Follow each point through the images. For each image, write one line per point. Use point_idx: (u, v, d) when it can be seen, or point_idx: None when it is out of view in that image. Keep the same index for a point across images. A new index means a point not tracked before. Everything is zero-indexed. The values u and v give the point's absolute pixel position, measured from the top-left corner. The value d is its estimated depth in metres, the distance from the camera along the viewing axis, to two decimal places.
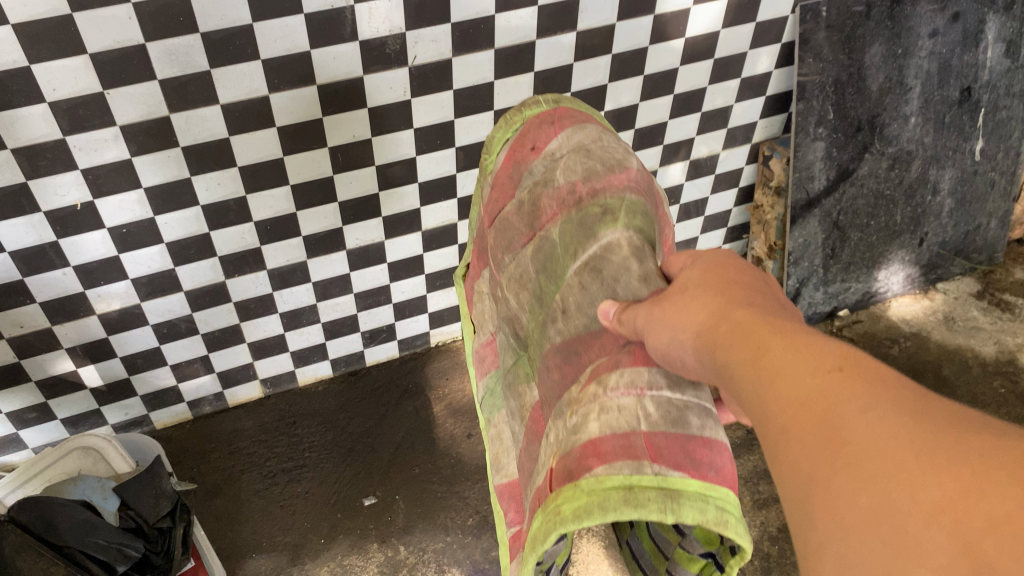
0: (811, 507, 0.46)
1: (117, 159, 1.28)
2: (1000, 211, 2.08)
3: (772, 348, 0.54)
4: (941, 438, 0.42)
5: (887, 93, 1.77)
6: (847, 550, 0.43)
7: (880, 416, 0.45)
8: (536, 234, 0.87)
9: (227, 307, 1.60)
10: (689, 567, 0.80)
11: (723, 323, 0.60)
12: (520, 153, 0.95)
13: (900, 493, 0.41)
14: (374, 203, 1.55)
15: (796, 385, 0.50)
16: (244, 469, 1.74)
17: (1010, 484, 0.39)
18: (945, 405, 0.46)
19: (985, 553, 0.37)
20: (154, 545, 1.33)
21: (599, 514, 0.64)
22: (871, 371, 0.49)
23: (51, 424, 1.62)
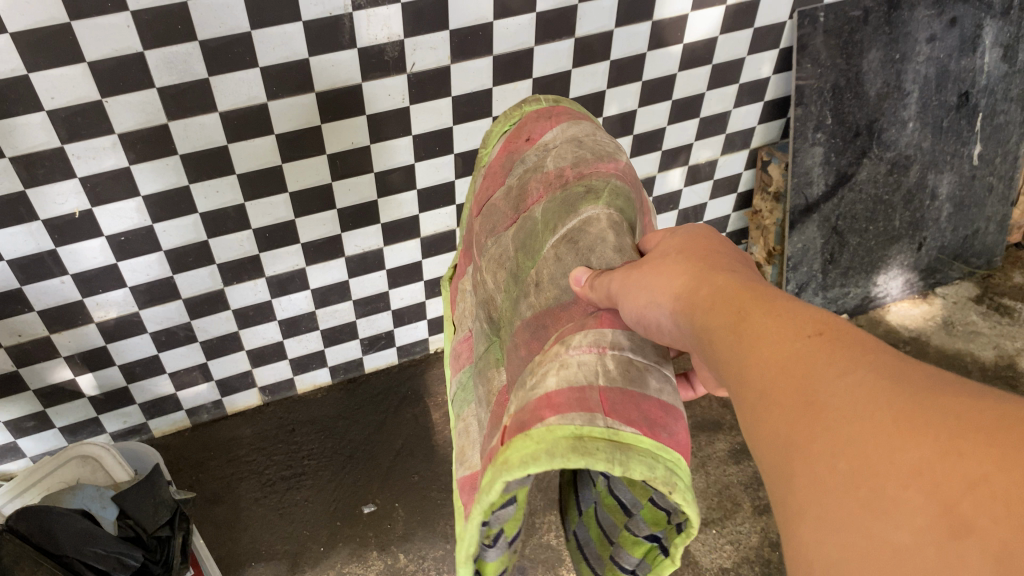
0: (788, 473, 0.43)
1: (116, 167, 1.27)
2: (998, 215, 2.08)
3: (753, 322, 0.52)
4: (921, 399, 0.39)
5: (885, 98, 1.77)
6: (826, 519, 0.40)
7: (858, 376, 0.43)
8: (520, 217, 0.87)
9: (226, 315, 1.60)
10: (633, 551, 0.77)
11: (704, 299, 0.58)
12: (515, 144, 0.95)
13: (879, 456, 0.39)
14: (373, 209, 1.55)
15: (777, 352, 0.48)
16: (244, 477, 1.74)
17: (989, 441, 0.36)
18: (929, 369, 0.43)
19: (964, 517, 0.35)
20: (154, 554, 1.32)
21: (545, 459, 0.60)
22: (851, 335, 0.46)
23: (49, 432, 1.62)
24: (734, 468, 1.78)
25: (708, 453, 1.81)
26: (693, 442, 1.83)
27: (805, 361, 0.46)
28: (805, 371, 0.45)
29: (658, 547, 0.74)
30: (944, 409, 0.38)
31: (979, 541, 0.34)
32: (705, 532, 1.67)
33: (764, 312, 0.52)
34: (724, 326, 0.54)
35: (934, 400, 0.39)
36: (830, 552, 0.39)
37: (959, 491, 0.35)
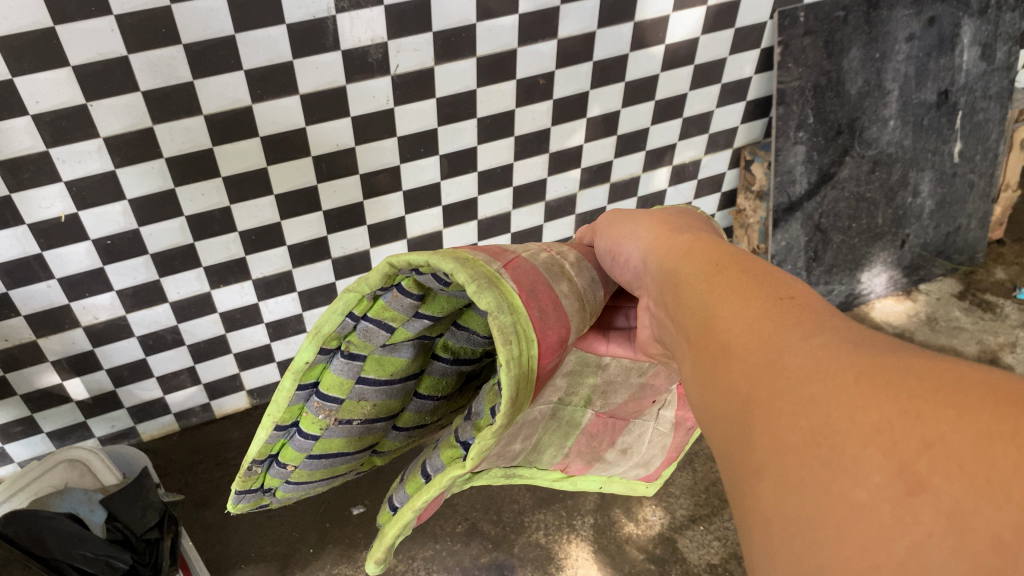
0: (751, 432, 0.44)
1: (101, 171, 1.28)
2: (980, 212, 2.11)
3: (733, 299, 0.54)
4: (888, 368, 0.41)
5: (865, 97, 1.79)
6: (784, 471, 0.40)
7: (831, 350, 0.44)
8: None
9: (213, 318, 1.61)
10: (443, 454, 0.73)
11: (683, 274, 0.63)
12: None
13: (840, 415, 0.39)
14: (359, 211, 1.56)
15: (755, 326, 0.50)
16: (233, 480, 1.76)
17: (948, 406, 0.37)
18: (899, 350, 0.44)
19: (920, 473, 0.35)
20: (143, 557, 1.32)
21: (427, 255, 0.66)
22: (824, 319, 0.49)
23: (37, 437, 1.62)
24: None
25: (695, 450, 1.82)
26: None
27: (779, 337, 0.47)
28: (778, 344, 0.47)
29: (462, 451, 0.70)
30: (910, 380, 0.39)
31: (932, 497, 0.34)
32: (692, 529, 1.68)
33: (741, 292, 0.54)
34: (706, 305, 0.56)
35: (899, 371, 0.40)
36: (784, 508, 0.39)
37: (915, 451, 0.36)
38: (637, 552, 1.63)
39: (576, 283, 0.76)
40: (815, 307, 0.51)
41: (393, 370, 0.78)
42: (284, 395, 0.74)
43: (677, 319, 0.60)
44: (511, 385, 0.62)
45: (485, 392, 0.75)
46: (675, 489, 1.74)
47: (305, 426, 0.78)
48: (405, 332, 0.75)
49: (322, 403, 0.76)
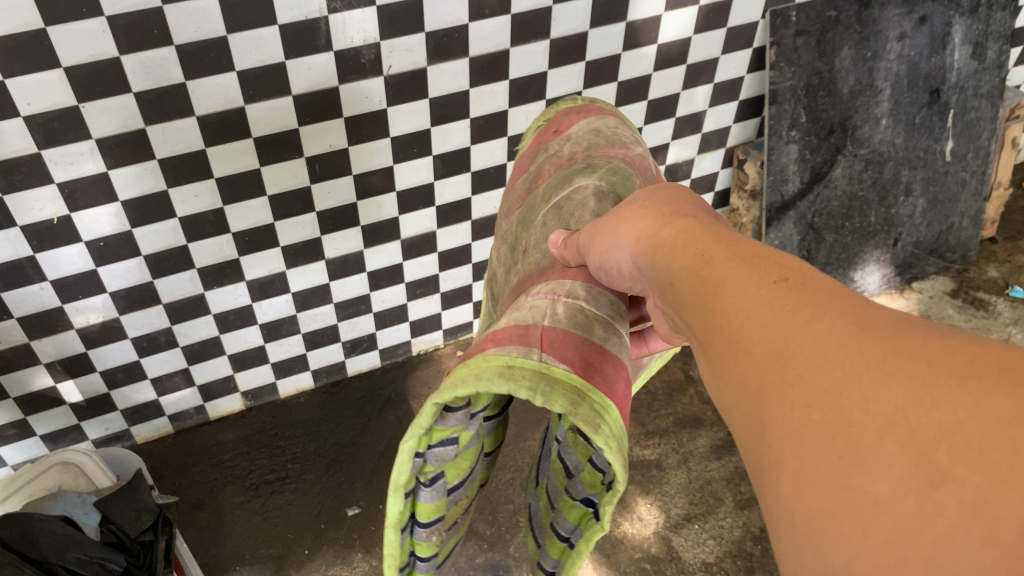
0: (758, 420, 0.42)
1: (93, 172, 1.28)
2: (972, 210, 2.11)
3: (722, 272, 0.52)
4: (891, 344, 0.39)
5: (857, 96, 1.80)
6: (798, 465, 0.39)
7: (829, 325, 0.42)
8: (530, 193, 0.99)
9: (206, 320, 1.60)
10: (570, 514, 0.76)
11: (668, 247, 0.60)
12: (544, 137, 1.07)
13: (850, 402, 0.38)
14: (353, 211, 1.56)
15: (746, 301, 0.47)
16: (227, 482, 1.74)
17: (961, 387, 0.35)
18: (904, 320, 0.42)
19: (941, 464, 0.34)
20: (137, 559, 1.32)
21: (474, 383, 0.63)
22: (814, 281, 0.46)
23: (30, 440, 1.61)
24: (715, 463, 1.80)
25: (690, 449, 1.82)
26: (675, 438, 1.84)
27: (773, 311, 0.45)
28: (773, 321, 0.44)
29: (590, 511, 0.73)
30: (918, 355, 0.37)
31: (956, 490, 0.33)
32: (688, 528, 1.68)
33: (731, 265, 0.51)
34: (695, 284, 0.54)
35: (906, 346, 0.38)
36: (805, 504, 0.38)
37: (933, 441, 0.34)
38: (633, 551, 1.64)
39: (603, 316, 0.75)
40: (808, 271, 0.48)
41: (472, 462, 0.76)
42: (395, 541, 0.73)
43: (671, 300, 0.57)
44: (621, 462, 0.60)
45: (574, 445, 0.76)
46: (670, 488, 1.75)
47: (420, 551, 0.79)
48: (469, 433, 0.72)
49: (427, 530, 0.76)
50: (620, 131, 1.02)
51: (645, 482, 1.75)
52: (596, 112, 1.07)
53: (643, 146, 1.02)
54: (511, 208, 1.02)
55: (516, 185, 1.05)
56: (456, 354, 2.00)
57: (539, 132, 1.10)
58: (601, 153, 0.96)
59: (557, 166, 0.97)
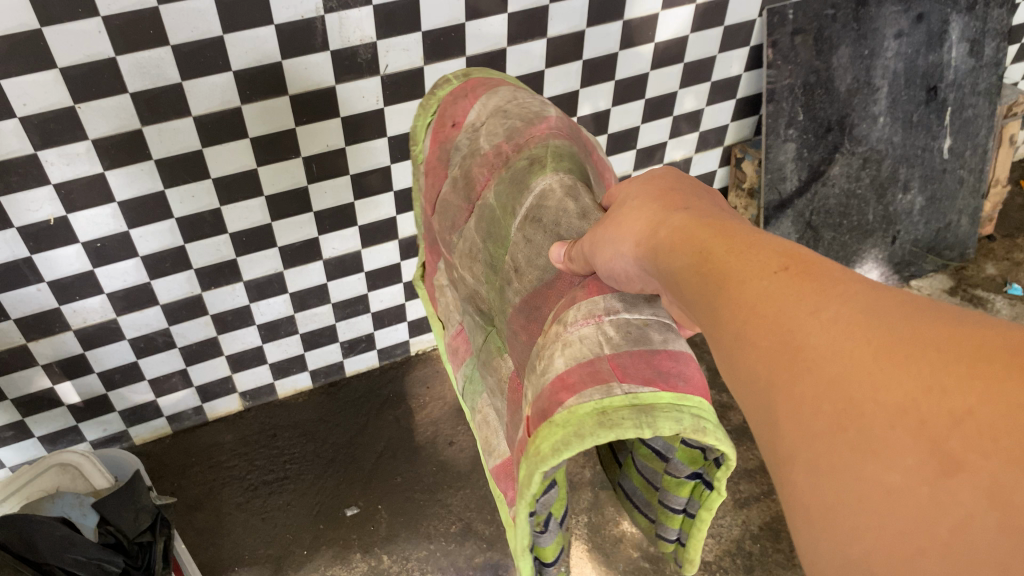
0: (771, 412, 0.44)
1: (90, 173, 1.27)
2: (970, 208, 2.11)
3: (724, 263, 0.52)
4: (897, 333, 0.39)
5: (855, 93, 1.79)
6: (814, 458, 0.41)
7: (835, 314, 0.42)
8: (474, 205, 0.94)
9: (204, 320, 1.60)
10: (679, 490, 0.83)
11: (668, 237, 0.60)
12: (443, 132, 1.05)
13: (862, 395, 0.39)
14: (350, 211, 1.56)
15: (749, 293, 0.48)
16: (226, 482, 1.74)
17: (971, 375, 0.36)
18: (907, 297, 0.43)
19: (954, 452, 0.35)
20: (135, 560, 1.32)
21: (579, 443, 0.65)
22: (815, 266, 0.47)
23: (28, 442, 1.61)
24: None
25: None
26: None
27: (778, 302, 0.45)
28: (778, 311, 0.45)
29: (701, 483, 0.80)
30: (926, 344, 0.38)
31: (970, 477, 0.35)
32: None
33: (731, 254, 0.52)
34: (697, 276, 0.54)
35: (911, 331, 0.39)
36: (822, 494, 0.40)
37: (945, 427, 0.36)
38: (632, 550, 1.64)
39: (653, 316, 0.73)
40: (807, 256, 0.49)
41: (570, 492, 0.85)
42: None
43: (674, 290, 0.58)
44: None
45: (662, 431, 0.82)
46: None
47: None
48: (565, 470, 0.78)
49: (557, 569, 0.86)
50: (522, 100, 0.99)
51: None
52: (489, 88, 1.04)
53: (553, 107, 0.98)
54: (454, 227, 0.98)
55: (444, 199, 1.01)
56: None
57: (434, 129, 1.07)
58: (526, 138, 0.92)
59: (485, 167, 0.94)
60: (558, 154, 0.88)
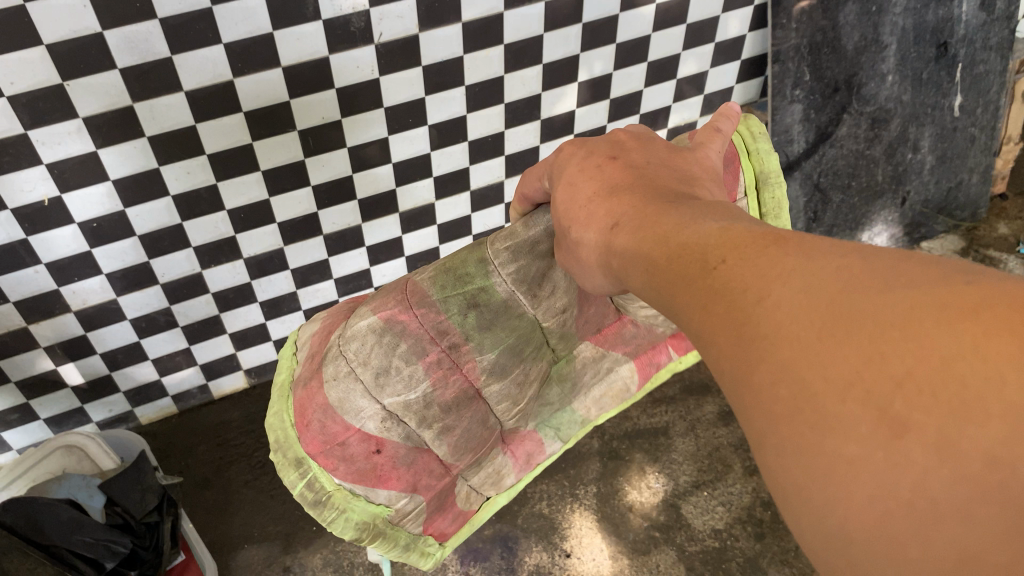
0: (742, 399, 0.50)
1: (82, 152, 1.25)
2: (982, 166, 2.07)
3: (682, 271, 0.59)
4: (837, 307, 0.46)
5: (863, 52, 1.75)
6: (780, 438, 0.47)
7: (779, 299, 0.49)
8: (479, 382, 1.00)
9: (205, 299, 1.59)
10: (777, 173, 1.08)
11: (636, 244, 0.67)
12: (384, 460, 0.96)
13: (813, 375, 0.45)
14: (349, 185, 1.53)
15: (708, 295, 0.54)
16: (234, 460, 1.75)
17: (903, 337, 0.42)
18: (838, 263, 0.49)
19: (900, 415, 0.41)
20: (142, 540, 1.31)
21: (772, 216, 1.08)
22: (757, 255, 0.53)
23: (34, 424, 1.61)
24: (723, 429, 1.78)
25: (698, 416, 1.80)
26: (682, 406, 1.82)
27: (733, 299, 0.52)
28: (734, 305, 0.52)
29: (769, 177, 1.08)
30: (862, 315, 0.44)
31: (918, 435, 0.40)
32: (696, 495, 1.67)
33: (686, 260, 0.59)
34: (662, 284, 0.61)
35: (848, 305, 0.45)
36: (793, 472, 0.46)
37: (890, 392, 0.41)
38: (642, 519, 1.63)
39: None
40: (746, 245, 0.55)
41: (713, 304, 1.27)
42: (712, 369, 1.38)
43: (645, 293, 0.65)
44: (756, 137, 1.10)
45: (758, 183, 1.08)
46: (678, 455, 1.73)
47: None
48: None
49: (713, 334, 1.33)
50: (352, 367, 0.92)
51: (653, 450, 1.74)
52: (326, 406, 0.93)
53: (354, 324, 0.93)
54: (483, 417, 1.04)
55: (450, 451, 1.02)
56: None
57: (369, 483, 0.97)
58: (437, 323, 0.93)
59: (445, 385, 0.96)
60: (451, 295, 0.94)
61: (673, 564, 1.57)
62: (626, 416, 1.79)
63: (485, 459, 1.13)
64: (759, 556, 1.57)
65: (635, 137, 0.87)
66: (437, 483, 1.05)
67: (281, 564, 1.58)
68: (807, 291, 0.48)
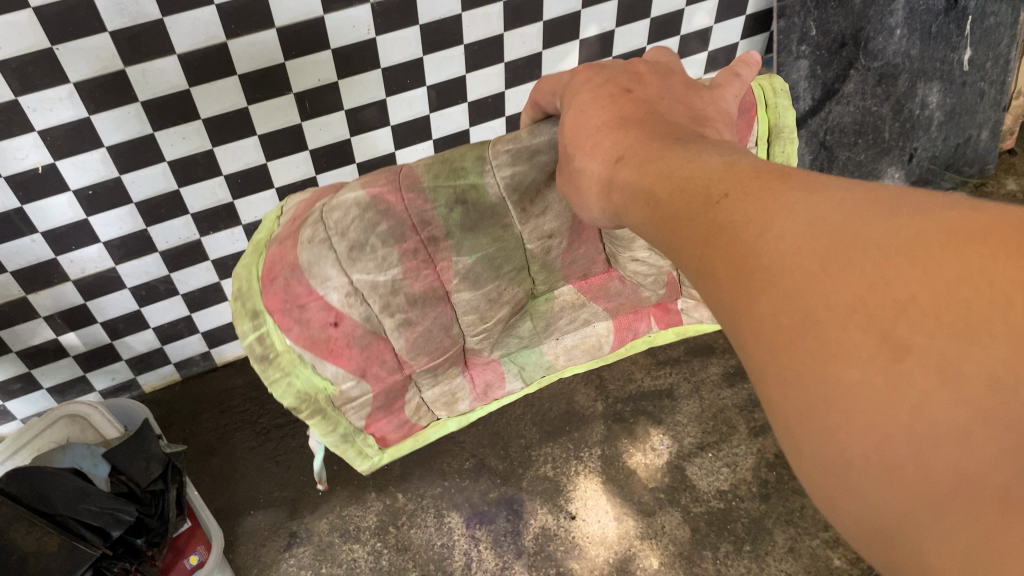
0: (739, 329, 0.50)
1: (74, 118, 1.23)
2: (990, 121, 2.05)
3: (678, 203, 0.57)
4: (836, 231, 0.45)
5: (871, 5, 1.70)
6: (779, 368, 0.46)
7: (780, 227, 0.48)
8: (449, 284, 0.97)
9: (205, 266, 1.57)
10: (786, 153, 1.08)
11: (630, 177, 0.66)
12: (341, 338, 0.91)
13: (814, 301, 0.44)
14: (347, 148, 1.51)
15: (705, 226, 0.53)
16: (238, 427, 1.75)
17: (907, 258, 0.42)
18: (838, 190, 0.49)
19: (902, 339, 0.41)
20: (148, 508, 1.31)
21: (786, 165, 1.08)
22: (753, 187, 0.53)
23: (37, 394, 1.61)
24: (727, 392, 1.77)
25: (702, 378, 1.79)
26: (686, 368, 1.81)
27: (732, 227, 0.51)
28: (733, 233, 0.51)
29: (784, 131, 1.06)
30: (862, 240, 0.44)
31: (919, 358, 0.41)
32: (701, 456, 1.66)
33: (682, 191, 0.58)
34: (657, 218, 0.60)
35: (857, 234, 0.44)
36: (791, 399, 0.46)
37: (893, 314, 0.41)
38: (646, 481, 1.63)
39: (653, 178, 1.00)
40: (743, 177, 0.55)
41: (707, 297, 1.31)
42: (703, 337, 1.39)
43: (639, 228, 0.64)
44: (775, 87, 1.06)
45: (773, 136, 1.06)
46: (682, 417, 1.72)
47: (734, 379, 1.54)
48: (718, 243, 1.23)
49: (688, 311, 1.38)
50: (331, 233, 0.86)
51: (657, 412, 1.73)
52: (296, 266, 0.87)
53: (339, 198, 0.87)
54: (447, 328, 1.01)
55: (408, 348, 0.98)
56: None
57: (320, 355, 0.91)
58: (416, 208, 0.88)
59: (415, 277, 0.93)
60: (442, 185, 0.89)
61: (678, 524, 1.57)
62: (630, 377, 1.79)
63: (443, 375, 1.09)
64: (765, 516, 1.57)
65: (654, 68, 0.84)
66: (387, 378, 1.00)
67: (287, 529, 1.58)
68: (815, 220, 0.47)
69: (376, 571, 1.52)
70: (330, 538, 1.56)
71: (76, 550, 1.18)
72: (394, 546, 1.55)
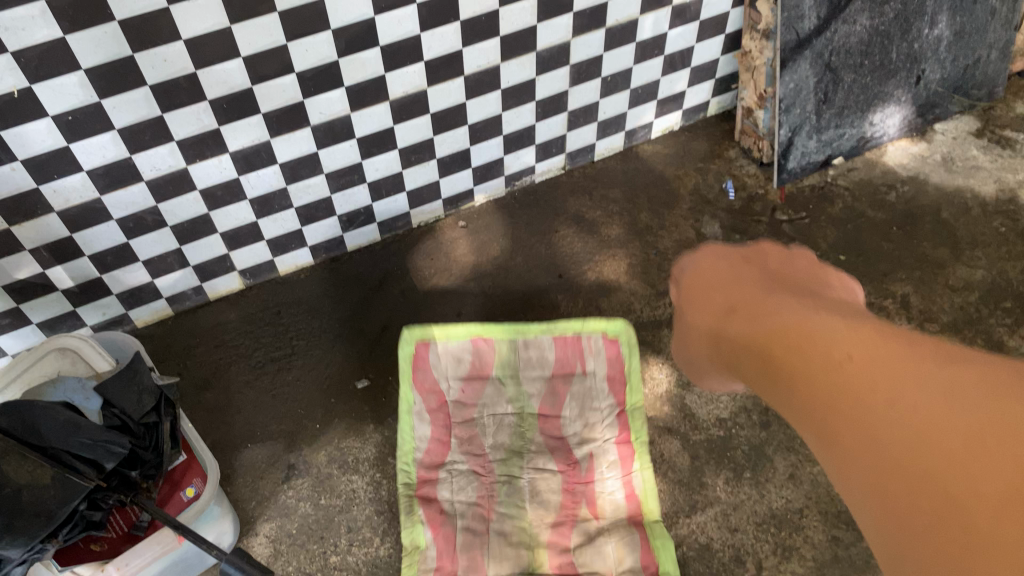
0: (864, 468, 0.64)
1: (49, 39, 1.18)
2: (1001, 42, 1.99)
3: (819, 393, 0.71)
4: (939, 410, 0.60)
5: None
6: (864, 476, 0.64)
7: (897, 407, 0.63)
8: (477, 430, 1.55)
9: (193, 196, 1.53)
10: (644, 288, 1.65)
11: (754, 331, 0.86)
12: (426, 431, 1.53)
13: (868, 432, 0.64)
14: (336, 71, 1.46)
15: (808, 348, 0.76)
16: (232, 361, 1.71)
17: (978, 447, 0.56)
18: (951, 404, 0.60)
19: (961, 495, 0.55)
20: (142, 441, 1.30)
21: None
22: (870, 368, 0.68)
23: (28, 329, 1.56)
24: None
25: None
26: None
27: (827, 362, 0.72)
28: (840, 369, 0.70)
29: None
30: (971, 428, 0.57)
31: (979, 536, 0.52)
32: None
33: (796, 343, 0.78)
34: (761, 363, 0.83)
35: (938, 424, 0.59)
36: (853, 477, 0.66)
37: (956, 487, 0.55)
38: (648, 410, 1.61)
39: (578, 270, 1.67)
40: (872, 351, 0.70)
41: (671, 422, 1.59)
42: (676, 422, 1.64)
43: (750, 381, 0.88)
44: None
45: None
46: None
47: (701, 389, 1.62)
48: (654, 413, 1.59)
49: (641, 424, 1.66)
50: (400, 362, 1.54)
51: (655, 342, 1.71)
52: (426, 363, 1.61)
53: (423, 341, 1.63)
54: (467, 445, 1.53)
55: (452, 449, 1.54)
56: (458, 225, 1.92)
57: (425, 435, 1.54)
58: None
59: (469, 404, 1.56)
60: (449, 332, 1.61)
61: (678, 452, 1.56)
62: (628, 308, 1.77)
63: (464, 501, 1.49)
64: (765, 444, 1.56)
65: (783, 253, 1.06)
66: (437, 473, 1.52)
67: (286, 462, 1.57)
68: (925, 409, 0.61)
69: (376, 502, 1.51)
70: (328, 469, 1.55)
71: (69, 481, 1.15)
72: (393, 476, 1.54)
